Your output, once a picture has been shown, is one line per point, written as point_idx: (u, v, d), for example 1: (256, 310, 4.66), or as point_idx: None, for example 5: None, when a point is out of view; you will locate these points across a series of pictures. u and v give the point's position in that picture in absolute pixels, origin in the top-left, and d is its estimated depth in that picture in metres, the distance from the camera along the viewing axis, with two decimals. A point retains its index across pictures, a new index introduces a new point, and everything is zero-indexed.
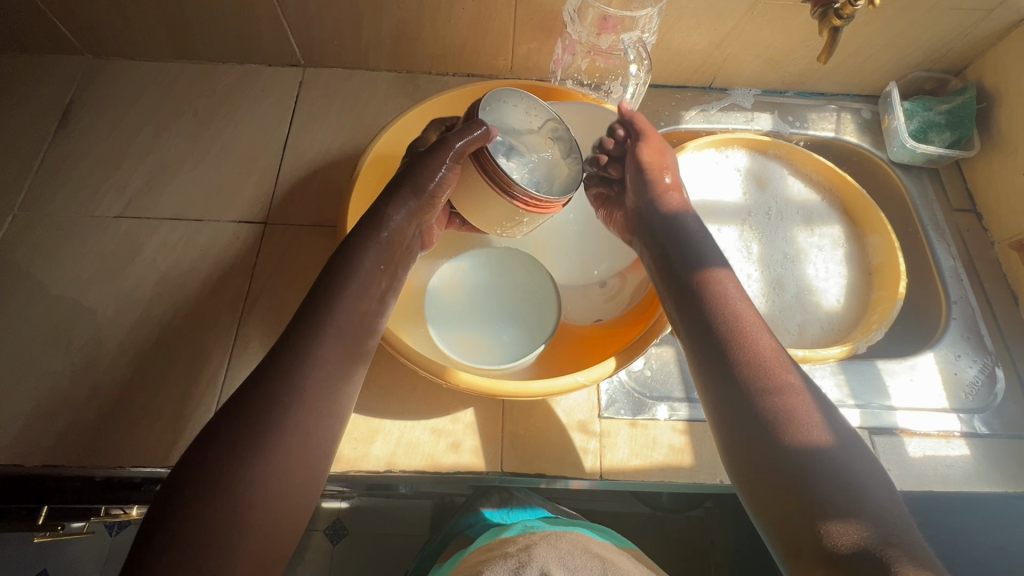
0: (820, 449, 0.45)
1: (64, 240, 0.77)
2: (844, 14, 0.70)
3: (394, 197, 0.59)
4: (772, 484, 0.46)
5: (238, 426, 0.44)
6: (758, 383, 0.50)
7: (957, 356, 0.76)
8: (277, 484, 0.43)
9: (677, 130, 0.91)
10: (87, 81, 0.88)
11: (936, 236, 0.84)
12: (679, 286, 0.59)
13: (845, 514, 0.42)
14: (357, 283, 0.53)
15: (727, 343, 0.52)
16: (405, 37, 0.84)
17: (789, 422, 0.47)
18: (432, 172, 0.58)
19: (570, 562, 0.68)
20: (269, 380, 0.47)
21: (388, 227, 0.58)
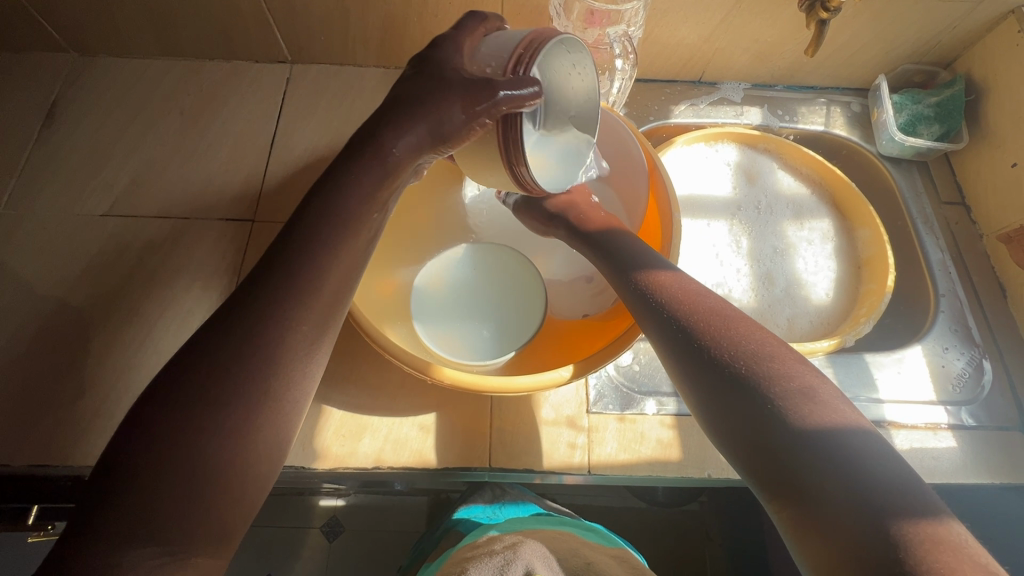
0: (811, 415, 0.38)
1: (50, 238, 0.77)
2: (831, 7, 0.69)
3: (401, 117, 0.45)
4: (756, 461, 0.39)
5: (183, 400, 0.37)
6: (726, 351, 0.43)
7: (945, 349, 0.76)
8: (231, 467, 0.37)
9: (666, 125, 0.91)
10: (74, 79, 0.87)
11: (925, 229, 0.84)
12: (635, 268, 0.54)
13: (844, 488, 0.34)
14: (332, 241, 0.42)
15: (689, 318, 0.47)
16: (392, 33, 0.83)
17: (770, 388, 0.40)
18: (457, 117, 0.44)
19: (554, 563, 0.68)
20: (224, 344, 0.39)
21: (383, 167, 0.44)
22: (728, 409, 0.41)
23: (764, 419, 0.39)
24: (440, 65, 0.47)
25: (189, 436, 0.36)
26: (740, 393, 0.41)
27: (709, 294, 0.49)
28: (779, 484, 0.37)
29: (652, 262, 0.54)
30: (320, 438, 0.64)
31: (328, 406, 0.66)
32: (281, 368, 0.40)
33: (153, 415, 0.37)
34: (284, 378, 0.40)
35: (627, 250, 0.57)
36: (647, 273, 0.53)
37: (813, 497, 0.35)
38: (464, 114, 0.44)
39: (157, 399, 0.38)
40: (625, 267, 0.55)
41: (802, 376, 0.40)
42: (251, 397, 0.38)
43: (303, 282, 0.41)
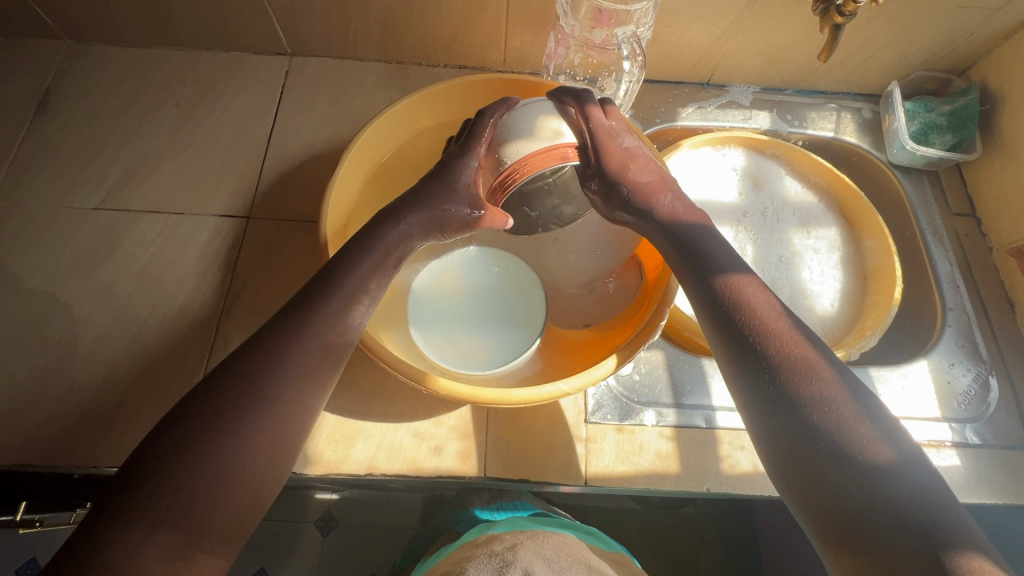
0: (878, 451, 0.39)
1: (41, 231, 0.75)
2: (846, 12, 0.67)
3: (414, 205, 0.55)
4: (819, 492, 0.40)
5: (199, 417, 0.42)
6: (799, 377, 0.43)
7: (951, 364, 0.75)
8: (242, 477, 0.41)
9: (672, 127, 0.89)
10: (67, 66, 0.85)
11: (934, 240, 0.83)
12: (712, 269, 0.51)
13: (909, 524, 0.36)
14: (343, 287, 0.50)
15: (763, 335, 0.46)
16: (394, 26, 0.81)
17: (840, 422, 0.40)
18: (455, 219, 0.56)
19: (556, 560, 0.66)
20: (239, 371, 0.44)
21: (398, 239, 0.54)
22: (794, 437, 0.42)
23: (832, 452, 0.40)
24: (455, 172, 0.57)
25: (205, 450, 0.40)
26: (801, 417, 0.42)
27: (780, 308, 0.48)
28: (841, 518, 0.39)
29: (733, 266, 0.51)
30: (312, 443, 0.63)
31: (321, 411, 0.65)
32: (285, 396, 0.45)
33: (168, 431, 0.41)
34: (295, 401, 0.45)
35: (705, 247, 0.53)
36: (726, 276, 0.50)
37: (876, 532, 0.37)
38: (460, 218, 0.56)
39: (172, 419, 0.42)
40: (693, 262, 0.52)
41: (866, 410, 0.41)
42: (264, 416, 0.43)
43: (321, 320, 0.48)
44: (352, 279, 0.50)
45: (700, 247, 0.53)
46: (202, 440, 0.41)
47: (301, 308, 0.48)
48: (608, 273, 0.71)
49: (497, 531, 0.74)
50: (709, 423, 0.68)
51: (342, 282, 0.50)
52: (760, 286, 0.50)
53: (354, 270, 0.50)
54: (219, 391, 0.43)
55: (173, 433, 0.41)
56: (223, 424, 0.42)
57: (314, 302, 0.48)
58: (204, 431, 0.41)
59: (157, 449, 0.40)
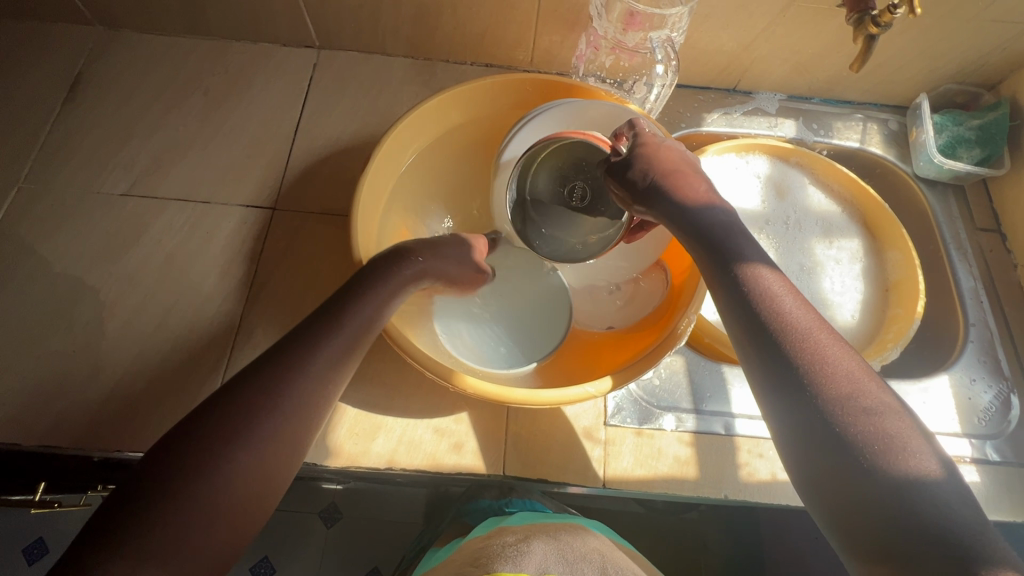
0: (909, 464, 0.36)
1: (69, 215, 0.76)
2: (882, 22, 0.67)
3: (432, 248, 0.60)
4: (844, 499, 0.37)
5: (209, 427, 0.41)
6: (826, 379, 0.41)
7: (972, 380, 0.74)
8: (244, 488, 0.40)
9: (698, 133, 0.89)
10: (98, 52, 0.86)
11: (958, 255, 0.83)
12: (738, 266, 0.49)
13: (938, 539, 0.33)
14: (359, 316, 0.50)
15: (790, 335, 0.44)
16: (424, 23, 0.81)
17: (868, 428, 0.38)
18: (460, 262, 0.62)
19: (568, 554, 0.66)
20: (252, 382, 0.44)
21: (410, 273, 0.56)
22: (817, 439, 0.39)
23: (858, 459, 0.37)
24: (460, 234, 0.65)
25: (212, 459, 0.40)
26: (826, 422, 0.39)
27: (811, 310, 0.46)
28: (865, 528, 0.36)
29: (762, 266, 0.49)
30: (333, 435, 0.64)
31: (343, 404, 0.65)
32: (299, 421, 0.44)
33: (177, 442, 0.40)
34: (305, 412, 0.44)
35: (730, 245, 0.51)
36: (750, 278, 0.48)
37: (900, 545, 0.34)
38: (467, 264, 0.63)
39: (181, 431, 0.41)
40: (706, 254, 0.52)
41: (896, 418, 0.39)
42: (272, 427, 0.42)
43: (337, 338, 0.48)
44: (368, 305, 0.51)
45: (724, 242, 0.51)
46: (210, 449, 0.40)
47: (316, 327, 0.48)
48: (633, 276, 0.71)
49: (509, 523, 0.74)
50: (728, 430, 0.68)
51: (359, 308, 0.50)
52: (790, 287, 0.48)
53: (374, 297, 0.52)
54: (230, 403, 0.42)
55: (181, 445, 0.40)
56: (234, 434, 0.41)
57: (331, 319, 0.49)
58: (212, 441, 0.40)
59: (164, 460, 0.39)
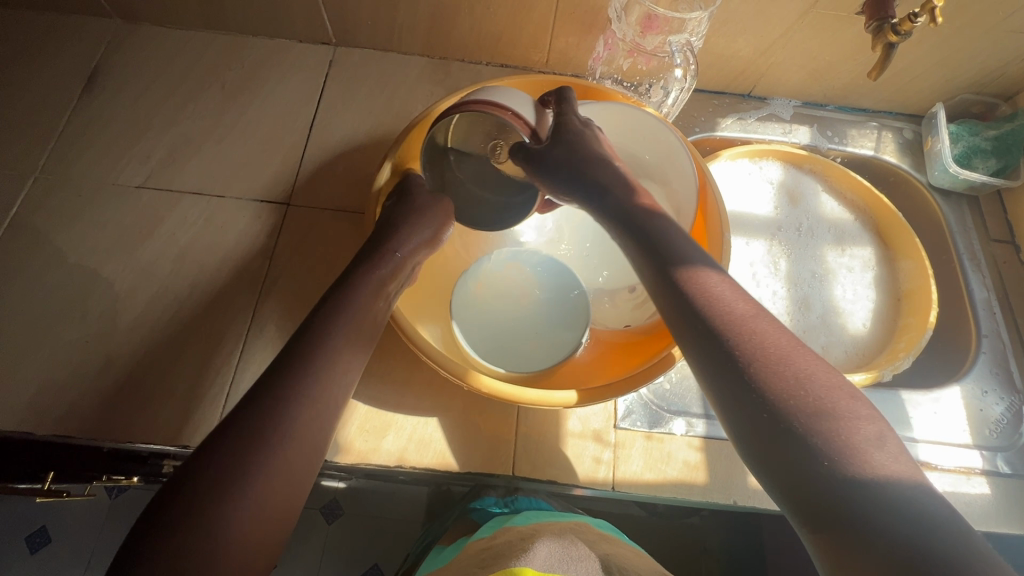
0: (849, 443, 0.34)
1: (84, 206, 0.76)
2: (902, 31, 0.67)
3: (395, 236, 0.60)
4: (792, 485, 0.35)
5: (216, 455, 0.40)
6: (759, 363, 0.39)
7: (984, 392, 0.74)
8: (275, 501, 0.40)
9: (711, 137, 0.89)
10: (116, 44, 0.86)
11: (972, 266, 0.82)
12: (666, 256, 0.49)
13: (884, 518, 0.31)
14: (345, 317, 0.50)
15: (722, 321, 0.42)
16: (441, 22, 0.81)
17: (804, 408, 0.36)
18: (419, 226, 0.62)
19: (573, 551, 0.65)
20: (267, 401, 0.43)
21: (388, 266, 0.57)
22: (757, 426, 0.37)
23: (799, 442, 0.35)
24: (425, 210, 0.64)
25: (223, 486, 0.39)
26: (778, 417, 0.36)
27: (745, 297, 0.45)
28: (817, 516, 0.33)
29: (689, 256, 0.48)
30: (344, 431, 0.64)
31: (354, 400, 0.65)
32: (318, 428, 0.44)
33: (185, 472, 0.39)
34: (310, 428, 0.44)
35: (661, 241, 0.50)
36: (678, 269, 0.47)
37: (850, 530, 0.32)
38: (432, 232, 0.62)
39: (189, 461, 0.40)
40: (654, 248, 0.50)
41: (834, 396, 0.37)
42: (278, 445, 0.41)
43: (333, 342, 0.48)
44: (351, 309, 0.51)
45: (654, 236, 0.51)
46: (218, 478, 0.39)
47: (312, 335, 0.48)
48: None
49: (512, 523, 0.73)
50: None
51: (341, 315, 0.50)
52: (721, 276, 0.47)
53: (356, 299, 0.52)
54: (235, 429, 0.41)
55: (189, 475, 0.39)
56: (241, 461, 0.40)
57: (328, 330, 0.49)
58: (220, 469, 0.39)
59: (175, 493, 0.38)
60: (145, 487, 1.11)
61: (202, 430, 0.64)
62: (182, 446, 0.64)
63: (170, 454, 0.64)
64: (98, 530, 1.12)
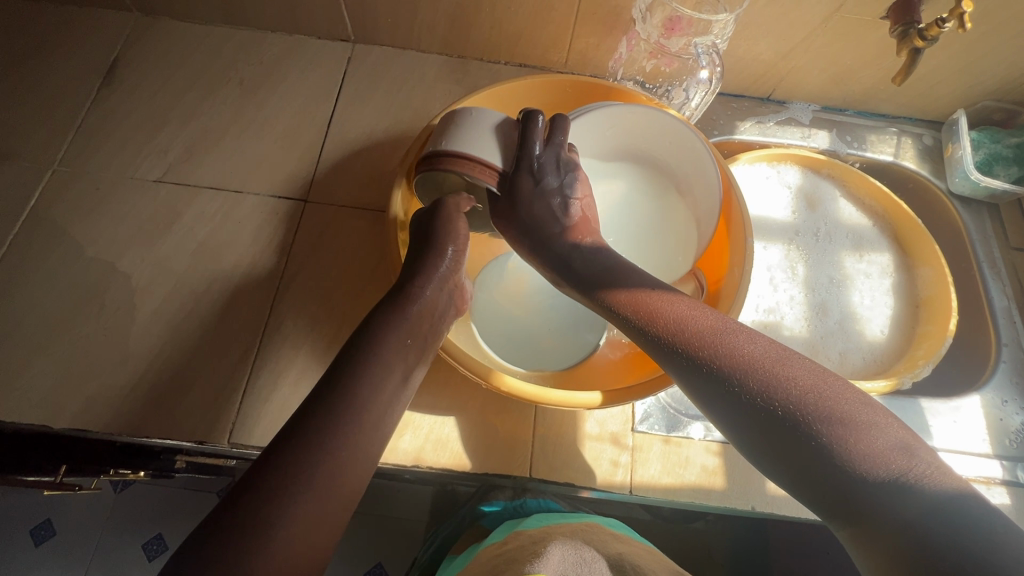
0: (833, 423, 0.37)
1: (102, 199, 0.76)
2: (929, 36, 0.66)
3: (423, 269, 0.57)
4: (799, 481, 0.38)
5: (252, 493, 0.39)
6: (736, 374, 0.42)
7: (1004, 402, 0.74)
8: (313, 534, 0.40)
9: (730, 141, 0.89)
10: (135, 38, 0.86)
11: (991, 275, 0.82)
12: (631, 288, 0.54)
13: (880, 492, 0.34)
14: (381, 357, 0.49)
15: (694, 344, 0.46)
16: (462, 21, 0.81)
17: (785, 403, 0.39)
18: (442, 254, 0.58)
19: (585, 553, 0.64)
20: (303, 435, 0.43)
21: (420, 301, 0.55)
22: (752, 436, 0.40)
23: (790, 440, 0.38)
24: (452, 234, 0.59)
25: (258, 523, 0.38)
26: (770, 420, 0.39)
27: (704, 312, 0.49)
28: (828, 504, 0.36)
29: (649, 285, 0.53)
30: None
31: None
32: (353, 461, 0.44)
33: (221, 510, 0.39)
34: (344, 465, 0.43)
35: (628, 276, 0.56)
36: (643, 300, 0.52)
37: (858, 512, 0.34)
38: (453, 257, 0.58)
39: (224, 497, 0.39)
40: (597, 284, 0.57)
41: (812, 381, 0.40)
42: (312, 482, 0.41)
43: (369, 380, 0.48)
44: (383, 350, 0.50)
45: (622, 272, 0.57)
46: (255, 515, 0.38)
47: (351, 372, 0.48)
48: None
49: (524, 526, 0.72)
50: None
51: (374, 359, 0.49)
52: (679, 297, 0.51)
53: (390, 335, 0.51)
54: (270, 468, 0.41)
55: (225, 513, 0.38)
56: (277, 498, 0.39)
57: (364, 366, 0.48)
58: (257, 507, 0.38)
59: (211, 531, 0.38)
60: (152, 482, 1.11)
61: (218, 426, 0.64)
62: (199, 442, 0.63)
63: (186, 449, 0.64)
64: (104, 524, 1.11)
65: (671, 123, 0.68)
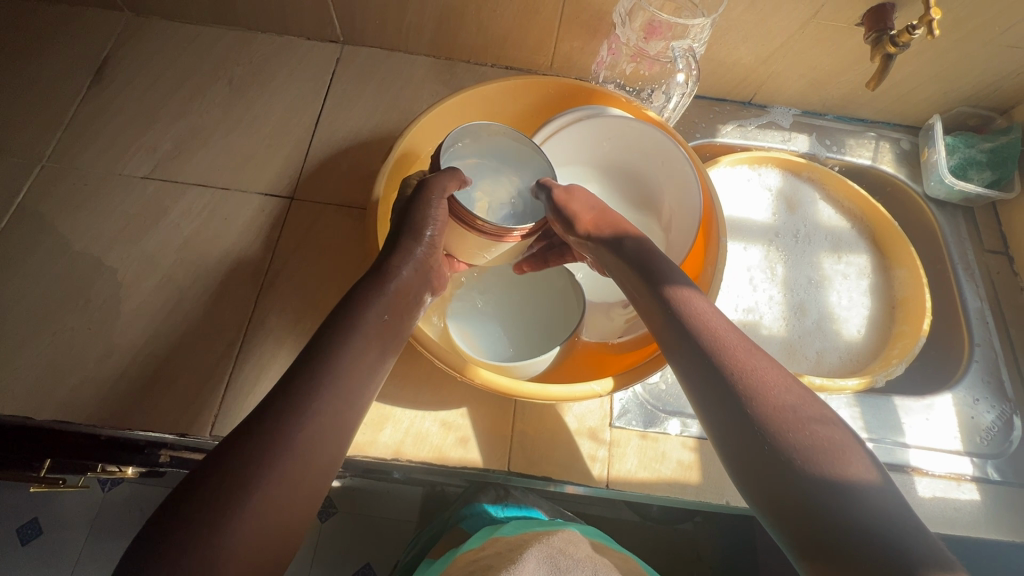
0: (815, 443, 0.39)
1: (91, 195, 0.77)
2: (901, 42, 0.69)
3: (396, 252, 0.57)
4: (761, 480, 0.40)
5: (230, 467, 0.39)
6: (737, 373, 0.44)
7: (975, 400, 0.75)
8: (282, 504, 0.40)
9: (712, 143, 0.90)
10: (126, 37, 0.87)
11: (966, 276, 0.83)
12: (652, 278, 0.55)
13: (838, 505, 0.36)
14: (358, 332, 0.50)
15: (704, 338, 0.48)
16: (448, 23, 0.83)
17: (769, 411, 0.41)
18: (417, 235, 0.57)
19: (562, 560, 0.64)
20: (279, 405, 0.43)
21: (396, 280, 0.55)
22: (732, 429, 0.43)
23: (766, 442, 0.40)
24: (421, 220, 0.56)
25: (236, 497, 0.38)
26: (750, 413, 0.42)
27: (720, 314, 0.50)
28: (781, 506, 0.38)
29: (675, 276, 0.54)
30: None
31: None
32: (326, 433, 0.44)
33: (195, 484, 0.38)
34: (323, 441, 0.43)
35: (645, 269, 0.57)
36: (663, 291, 0.53)
37: (812, 517, 0.37)
38: (427, 243, 0.58)
39: (198, 473, 0.39)
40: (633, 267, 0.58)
41: (801, 402, 0.42)
42: (283, 453, 0.41)
43: (345, 355, 0.48)
44: (358, 329, 0.50)
45: (641, 260, 0.57)
46: (221, 482, 0.38)
47: (329, 346, 0.48)
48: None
49: (501, 533, 0.72)
50: None
51: (348, 338, 0.49)
52: (698, 295, 0.53)
53: (367, 314, 0.51)
54: (244, 434, 0.41)
55: (196, 483, 0.38)
56: (255, 474, 0.39)
57: (341, 341, 0.48)
58: (232, 483, 0.38)
59: (190, 503, 0.37)
60: (140, 480, 1.11)
61: (201, 418, 0.65)
62: (181, 434, 0.64)
63: (169, 443, 0.64)
64: (91, 522, 1.11)
65: (657, 131, 0.71)
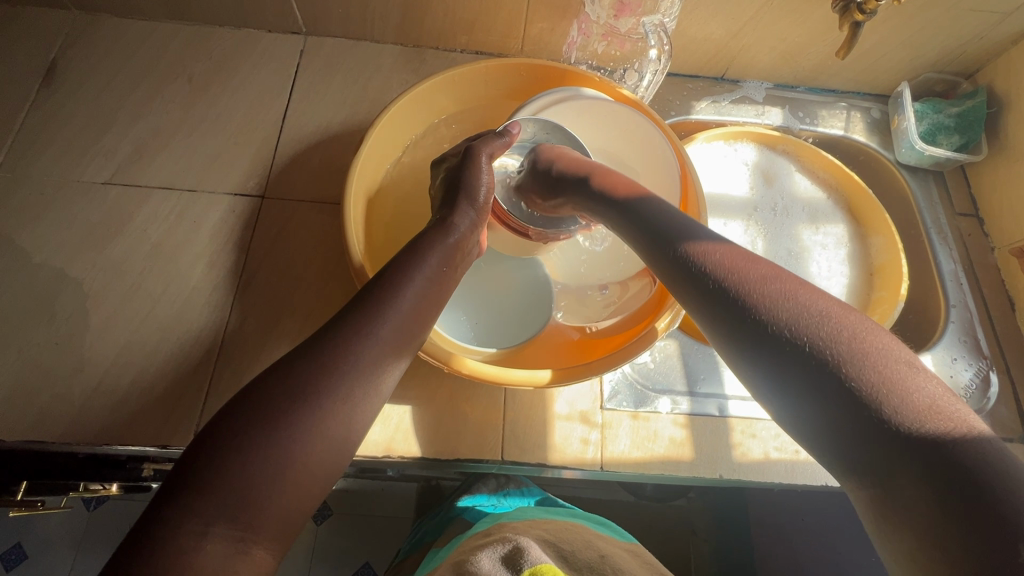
0: (880, 380, 0.30)
1: (49, 204, 0.74)
2: (868, 9, 0.68)
3: (458, 206, 0.58)
4: (833, 433, 0.31)
5: (258, 409, 0.39)
6: (791, 317, 0.35)
7: (954, 359, 0.77)
8: (318, 453, 0.39)
9: (687, 121, 0.90)
10: (74, 37, 0.83)
11: (939, 239, 0.85)
12: (667, 237, 0.47)
13: (925, 462, 0.27)
14: (421, 274, 0.50)
15: (735, 290, 0.38)
16: (413, 9, 0.80)
17: (809, 344, 0.33)
18: (478, 179, 0.60)
19: (565, 551, 0.64)
20: (333, 345, 0.43)
21: (455, 234, 0.56)
22: (784, 388, 0.34)
23: (832, 392, 0.31)
24: (469, 187, 0.59)
25: (265, 446, 0.37)
26: (776, 351, 0.34)
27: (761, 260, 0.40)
28: (862, 470, 0.30)
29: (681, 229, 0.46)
30: None
31: None
32: (372, 380, 0.43)
33: (223, 430, 0.38)
34: (358, 389, 0.42)
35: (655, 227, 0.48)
36: (680, 242, 0.45)
37: (904, 475, 0.28)
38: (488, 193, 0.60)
39: (228, 418, 0.39)
40: (648, 239, 0.48)
41: (848, 329, 0.33)
42: (335, 398, 0.41)
43: (403, 302, 0.48)
44: (419, 275, 0.50)
45: (648, 220, 0.49)
46: (260, 422, 0.38)
47: (379, 292, 0.48)
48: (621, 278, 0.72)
49: (507, 519, 0.72)
50: (722, 412, 0.69)
51: (408, 284, 0.49)
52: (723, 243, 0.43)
53: (422, 262, 0.51)
54: (295, 370, 0.41)
55: (239, 417, 0.38)
56: (287, 420, 0.38)
57: (394, 287, 0.48)
58: (257, 431, 0.38)
59: (222, 436, 0.37)
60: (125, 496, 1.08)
61: (183, 428, 0.63)
62: (163, 446, 0.62)
63: (152, 456, 0.62)
64: (77, 544, 1.08)
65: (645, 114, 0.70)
